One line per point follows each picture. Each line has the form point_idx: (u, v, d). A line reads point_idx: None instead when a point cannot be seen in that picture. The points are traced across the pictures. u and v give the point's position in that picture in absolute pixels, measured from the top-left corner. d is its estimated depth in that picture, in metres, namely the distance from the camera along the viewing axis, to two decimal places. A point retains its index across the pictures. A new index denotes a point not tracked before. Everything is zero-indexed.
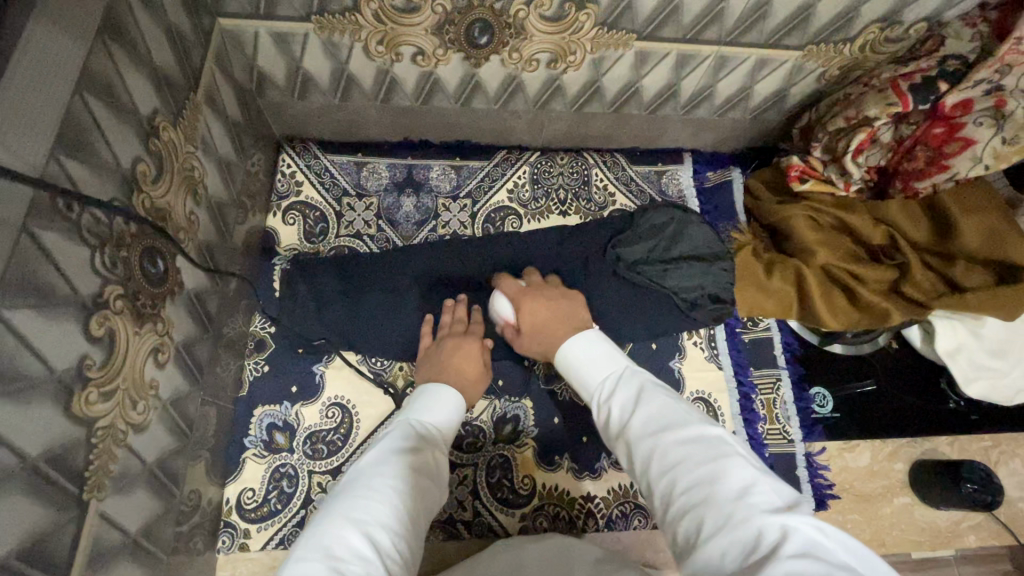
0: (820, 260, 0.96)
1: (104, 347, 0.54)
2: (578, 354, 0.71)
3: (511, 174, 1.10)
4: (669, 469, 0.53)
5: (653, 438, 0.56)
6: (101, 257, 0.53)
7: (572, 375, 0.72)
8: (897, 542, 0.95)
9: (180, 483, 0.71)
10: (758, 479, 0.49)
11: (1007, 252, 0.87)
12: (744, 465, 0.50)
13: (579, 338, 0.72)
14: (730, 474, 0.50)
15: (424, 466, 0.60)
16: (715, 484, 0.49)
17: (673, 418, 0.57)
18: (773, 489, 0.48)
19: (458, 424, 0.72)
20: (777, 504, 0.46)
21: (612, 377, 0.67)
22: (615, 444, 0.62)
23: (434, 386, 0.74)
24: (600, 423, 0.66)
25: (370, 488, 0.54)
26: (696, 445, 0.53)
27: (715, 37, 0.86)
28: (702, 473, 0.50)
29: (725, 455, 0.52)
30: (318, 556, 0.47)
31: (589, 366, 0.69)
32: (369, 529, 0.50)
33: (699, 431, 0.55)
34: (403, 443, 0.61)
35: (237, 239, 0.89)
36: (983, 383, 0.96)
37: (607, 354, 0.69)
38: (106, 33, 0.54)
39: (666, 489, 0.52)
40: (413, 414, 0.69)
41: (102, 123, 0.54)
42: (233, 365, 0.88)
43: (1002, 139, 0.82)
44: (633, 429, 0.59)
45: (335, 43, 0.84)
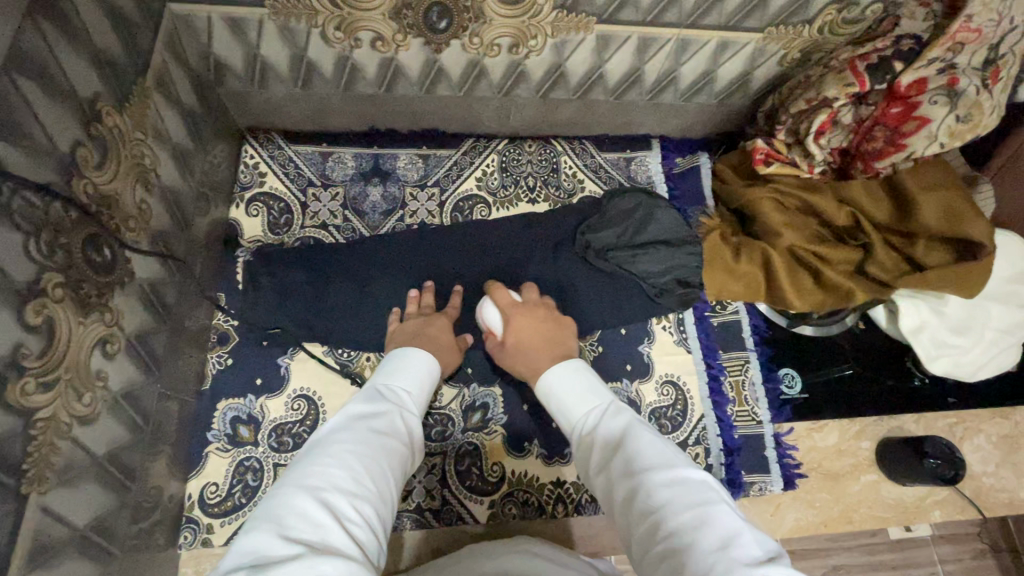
0: (785, 242, 0.96)
1: (42, 336, 0.52)
2: (564, 382, 0.69)
3: (479, 163, 1.09)
4: (656, 509, 0.51)
5: (637, 475, 0.55)
6: (37, 242, 0.52)
7: (552, 403, 0.69)
8: (865, 519, 0.96)
9: (136, 478, 0.70)
10: (742, 528, 0.49)
11: (966, 229, 0.88)
12: (728, 514, 0.50)
13: (568, 366, 0.70)
14: (715, 520, 0.49)
15: (390, 432, 0.61)
16: (700, 527, 0.48)
17: (660, 458, 0.56)
18: (757, 540, 0.48)
19: (429, 384, 0.74)
20: (759, 556, 0.46)
21: (597, 411, 0.65)
22: (594, 477, 0.60)
23: (402, 349, 0.75)
24: (579, 453, 0.64)
25: (327, 455, 0.54)
26: (683, 487, 0.52)
27: (675, 19, 0.86)
28: (687, 516, 0.49)
29: (713, 500, 0.51)
30: (272, 525, 0.47)
31: (574, 396, 0.67)
32: (325, 492, 0.50)
33: (686, 474, 0.54)
34: (364, 411, 0.62)
35: (198, 230, 0.87)
36: (945, 360, 0.97)
37: (595, 386, 0.67)
38: (38, 12, 0.53)
39: (648, 528, 0.51)
40: (380, 379, 0.70)
41: (36, 105, 0.53)
42: (195, 358, 0.86)
43: (956, 117, 0.84)
44: (618, 464, 0.57)
45: (292, 29, 0.83)
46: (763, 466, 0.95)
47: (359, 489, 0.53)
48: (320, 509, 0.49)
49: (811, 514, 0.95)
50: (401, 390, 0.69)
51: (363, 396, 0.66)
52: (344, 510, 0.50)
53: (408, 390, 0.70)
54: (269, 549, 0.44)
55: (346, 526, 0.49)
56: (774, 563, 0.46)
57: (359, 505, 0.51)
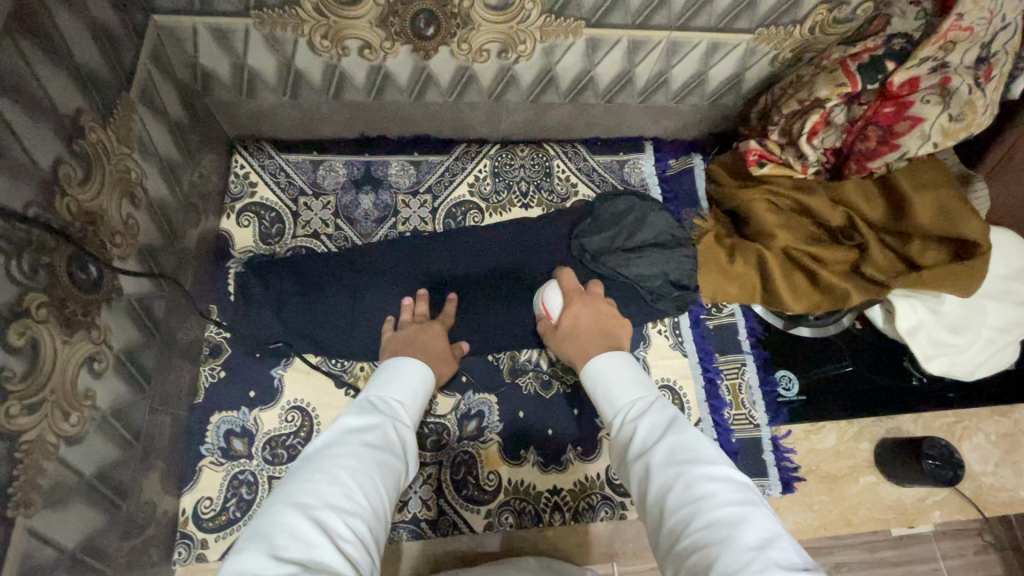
0: (780, 243, 0.96)
1: (26, 357, 0.52)
2: (610, 370, 0.68)
3: (472, 168, 1.08)
4: (694, 503, 0.50)
5: (676, 467, 0.54)
6: (19, 262, 0.51)
7: (594, 387, 0.69)
8: (864, 521, 0.96)
9: (128, 495, 0.69)
10: (780, 533, 0.48)
11: (961, 228, 0.87)
12: (766, 517, 0.49)
13: (616, 356, 0.70)
14: (753, 522, 0.48)
15: (385, 444, 0.60)
16: (737, 527, 0.47)
17: (700, 452, 0.55)
18: (795, 546, 0.47)
19: (424, 394, 0.73)
20: (798, 561, 0.45)
21: (640, 400, 0.64)
22: (629, 464, 0.59)
23: (394, 360, 0.74)
24: (616, 439, 0.63)
25: (319, 470, 0.54)
26: (722, 485, 0.52)
27: (665, 22, 0.85)
28: (726, 513, 0.49)
29: (752, 502, 0.50)
30: (263, 545, 0.47)
31: (618, 384, 0.66)
32: (315, 509, 0.50)
33: (724, 472, 0.53)
34: (358, 424, 0.61)
35: (187, 242, 0.87)
36: (944, 359, 0.97)
37: (639, 377, 0.67)
38: (15, 29, 0.52)
39: (682, 521, 0.50)
40: (373, 390, 0.69)
41: (14, 123, 0.52)
42: (187, 371, 0.86)
43: (949, 116, 0.83)
44: (656, 455, 0.56)
45: (278, 38, 0.82)
46: (761, 470, 0.95)
47: (351, 505, 0.52)
48: (312, 528, 0.48)
49: (810, 517, 0.95)
50: (396, 400, 0.68)
51: (357, 408, 0.65)
52: (336, 528, 0.49)
53: (403, 401, 0.69)
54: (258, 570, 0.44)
55: (339, 544, 0.48)
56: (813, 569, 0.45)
57: (352, 521, 0.51)
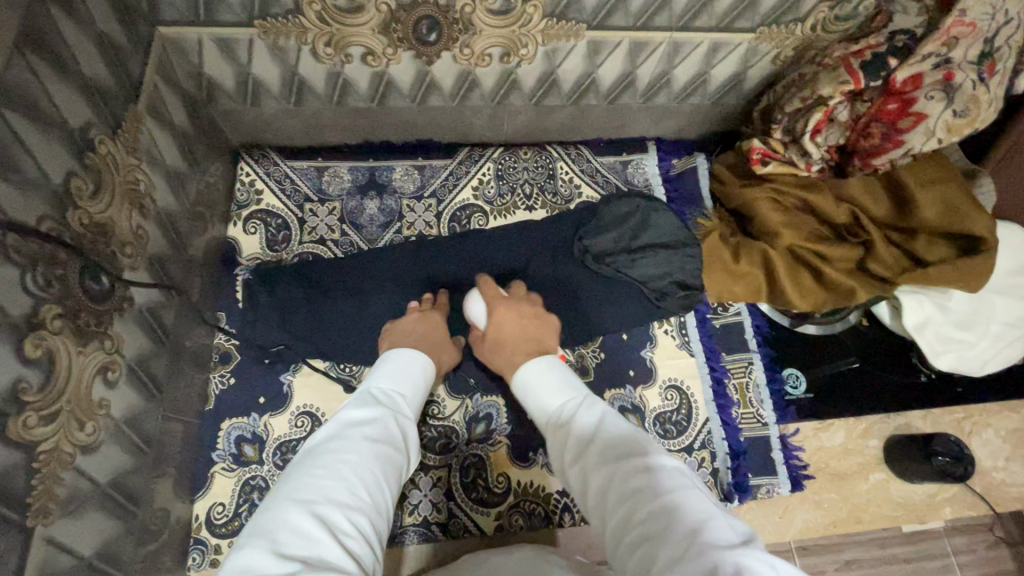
0: (784, 241, 0.96)
1: (42, 369, 0.53)
2: (539, 377, 0.68)
3: (475, 171, 1.08)
4: (630, 498, 0.51)
5: (611, 465, 0.54)
6: (33, 275, 0.52)
7: (527, 397, 0.69)
8: (874, 519, 0.95)
9: (141, 502, 0.70)
10: (715, 514, 0.49)
11: (965, 224, 0.88)
12: (703, 500, 0.50)
13: (542, 362, 0.70)
14: (688, 507, 0.49)
15: (386, 438, 0.61)
16: (671, 515, 0.48)
17: (633, 446, 0.56)
18: (731, 524, 0.48)
19: (425, 385, 0.74)
20: (733, 539, 0.46)
21: (571, 402, 0.64)
22: (567, 469, 0.59)
23: (397, 350, 0.76)
24: (553, 445, 0.63)
25: (321, 466, 0.54)
26: (657, 474, 0.52)
27: (666, 23, 0.85)
28: (660, 503, 0.49)
29: (687, 487, 0.51)
30: (264, 540, 0.48)
31: (550, 390, 0.67)
32: (318, 506, 0.51)
33: (658, 462, 0.54)
34: (358, 417, 0.62)
35: (194, 250, 0.87)
36: (951, 355, 0.97)
37: (567, 379, 0.68)
38: (26, 46, 0.53)
39: (622, 518, 0.50)
40: (374, 381, 0.70)
41: (26, 138, 0.53)
42: (197, 379, 0.86)
43: (953, 111, 0.83)
44: (591, 456, 0.56)
45: (281, 47, 0.83)
46: (770, 469, 0.95)
47: (352, 500, 0.53)
48: (313, 522, 0.49)
49: (820, 515, 0.95)
50: (395, 392, 0.69)
51: (357, 400, 0.66)
52: (338, 522, 0.50)
53: (403, 393, 0.70)
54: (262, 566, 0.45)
55: (342, 540, 0.49)
56: (747, 546, 0.45)
57: (354, 517, 0.52)
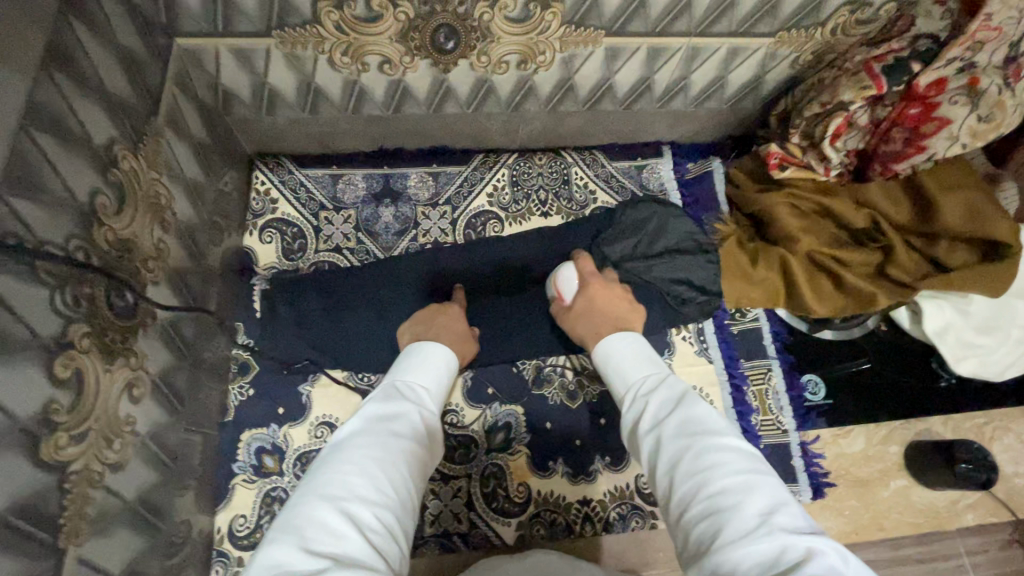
0: (803, 247, 0.95)
1: (71, 389, 0.52)
2: (623, 350, 0.70)
3: (490, 178, 1.08)
4: (702, 473, 0.51)
5: (686, 437, 0.55)
6: (62, 295, 0.52)
7: (608, 367, 0.71)
8: (896, 525, 0.95)
9: (165, 517, 0.70)
10: (784, 500, 0.49)
11: (989, 228, 0.87)
12: (774, 485, 0.50)
13: (627, 338, 0.72)
14: (760, 489, 0.49)
15: (411, 432, 0.61)
16: (748, 493, 0.48)
17: (708, 423, 0.56)
18: (798, 512, 0.48)
19: (447, 381, 0.74)
20: (801, 526, 0.46)
21: (652, 376, 0.66)
22: (639, 439, 0.60)
23: (418, 345, 0.76)
24: (628, 414, 0.65)
25: (347, 461, 0.54)
26: (732, 453, 0.52)
27: (685, 28, 0.84)
28: (736, 481, 0.50)
29: (760, 470, 0.51)
30: (294, 537, 0.47)
31: (633, 361, 0.68)
32: (345, 502, 0.50)
33: (732, 442, 0.54)
34: (383, 412, 0.62)
35: (212, 261, 0.87)
36: (972, 360, 0.96)
37: (651, 356, 0.69)
38: (51, 64, 0.52)
39: (691, 491, 0.51)
40: (397, 377, 0.70)
41: (53, 157, 0.52)
42: (217, 390, 0.86)
43: (978, 116, 0.83)
44: (668, 426, 0.57)
45: (299, 57, 0.82)
46: (791, 476, 0.94)
47: (379, 496, 0.53)
48: (342, 520, 0.48)
49: (842, 522, 0.94)
50: (418, 388, 0.70)
51: (382, 395, 0.66)
52: (367, 518, 0.50)
53: (425, 389, 0.70)
54: (293, 564, 0.44)
55: (369, 537, 0.49)
56: (816, 534, 0.45)
57: (380, 513, 0.51)
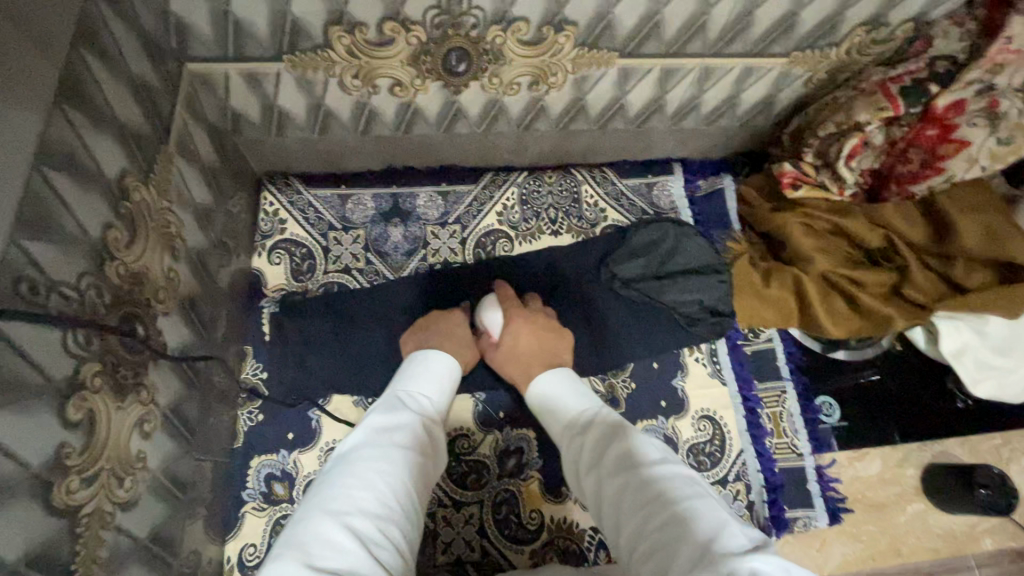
0: (819, 267, 0.93)
1: (84, 432, 0.51)
2: (554, 389, 0.72)
3: (499, 197, 1.07)
4: (646, 505, 0.53)
5: (626, 473, 0.57)
6: (74, 336, 0.51)
7: (544, 408, 0.72)
8: (912, 551, 0.94)
9: (175, 551, 0.69)
10: (727, 519, 0.50)
11: (1010, 250, 0.85)
12: (715, 506, 0.52)
13: (557, 374, 0.75)
14: (702, 512, 0.51)
15: (415, 442, 0.61)
16: (691, 519, 0.50)
17: (645, 455, 0.58)
18: (743, 529, 0.50)
19: (450, 389, 0.74)
20: (745, 543, 0.48)
21: (587, 411, 0.68)
22: (585, 478, 0.62)
23: (424, 354, 0.76)
24: (569, 454, 0.66)
25: (352, 476, 0.54)
26: (670, 482, 0.55)
27: (699, 49, 0.83)
28: (678, 509, 0.51)
29: (701, 494, 0.53)
30: (298, 552, 0.47)
31: (567, 399, 0.71)
32: (351, 517, 0.50)
33: (671, 470, 0.56)
34: (386, 422, 0.61)
35: (221, 284, 0.86)
36: (991, 382, 0.94)
37: (583, 391, 0.71)
38: (64, 100, 0.52)
39: (638, 524, 0.53)
40: (401, 386, 0.70)
41: (65, 194, 0.51)
42: (226, 416, 0.85)
43: (997, 139, 0.82)
44: (607, 463, 0.59)
45: (309, 80, 0.81)
46: (807, 501, 0.93)
47: (384, 509, 0.52)
48: (346, 534, 0.48)
49: (858, 547, 0.93)
50: (422, 396, 0.69)
51: (384, 405, 0.65)
52: (370, 532, 0.49)
53: (430, 397, 0.70)
54: None
55: (376, 553, 0.48)
56: (760, 549, 0.47)
57: (386, 528, 0.51)
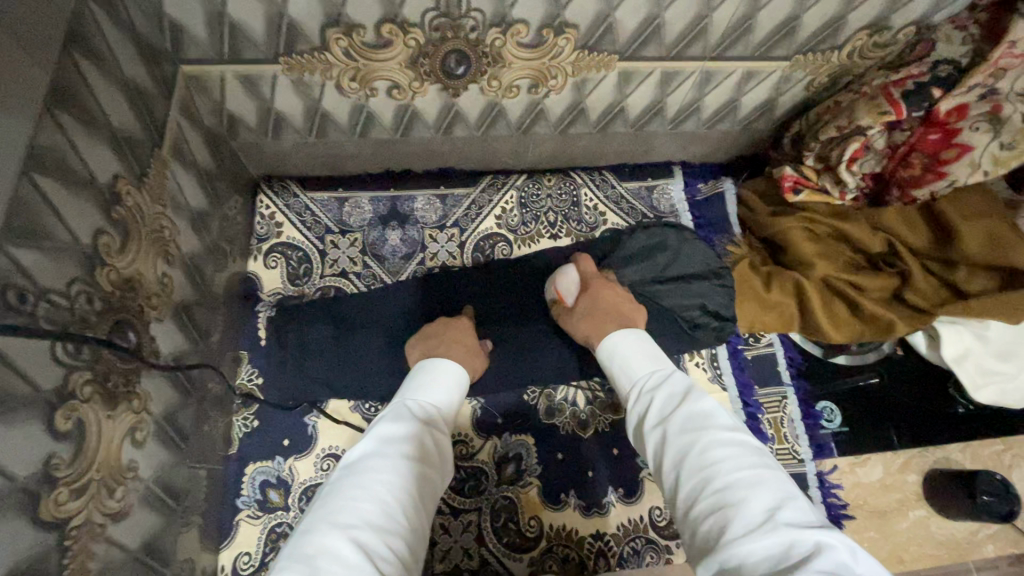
0: (819, 272, 0.93)
1: (73, 442, 0.50)
2: (627, 347, 0.73)
3: (498, 200, 1.06)
4: (708, 468, 0.53)
5: (693, 433, 0.57)
6: (63, 345, 0.49)
7: (613, 363, 0.73)
8: (915, 558, 0.93)
9: (169, 561, 0.67)
10: (794, 495, 0.49)
11: (1013, 257, 0.84)
12: (782, 481, 0.51)
13: (634, 335, 0.75)
14: (768, 485, 0.50)
15: (422, 454, 0.60)
16: (755, 489, 0.49)
17: (714, 420, 0.58)
18: (810, 509, 0.48)
19: (457, 399, 0.73)
20: (812, 520, 0.47)
21: (657, 372, 0.68)
22: (647, 434, 0.62)
23: (432, 362, 0.75)
24: (635, 409, 0.66)
25: (358, 487, 0.53)
26: (738, 449, 0.54)
27: (700, 53, 0.83)
28: (743, 476, 0.51)
29: (767, 466, 0.53)
30: (303, 565, 0.46)
31: (638, 357, 0.71)
32: (356, 529, 0.49)
33: (739, 438, 0.55)
34: (395, 431, 0.60)
35: (216, 289, 0.85)
36: (993, 388, 0.93)
37: (657, 352, 0.71)
38: (54, 104, 0.51)
39: (697, 485, 0.53)
40: (409, 395, 0.69)
41: (54, 199, 0.50)
42: (221, 423, 0.84)
43: (1000, 144, 0.81)
44: (673, 423, 0.59)
45: (306, 82, 0.80)
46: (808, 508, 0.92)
47: (389, 522, 0.51)
48: (352, 547, 0.47)
49: None
50: (429, 406, 0.68)
51: (393, 413, 0.64)
52: (376, 544, 0.48)
53: (437, 407, 0.69)
54: None
55: (380, 567, 0.47)
56: (827, 529, 0.46)
57: (390, 541, 0.50)
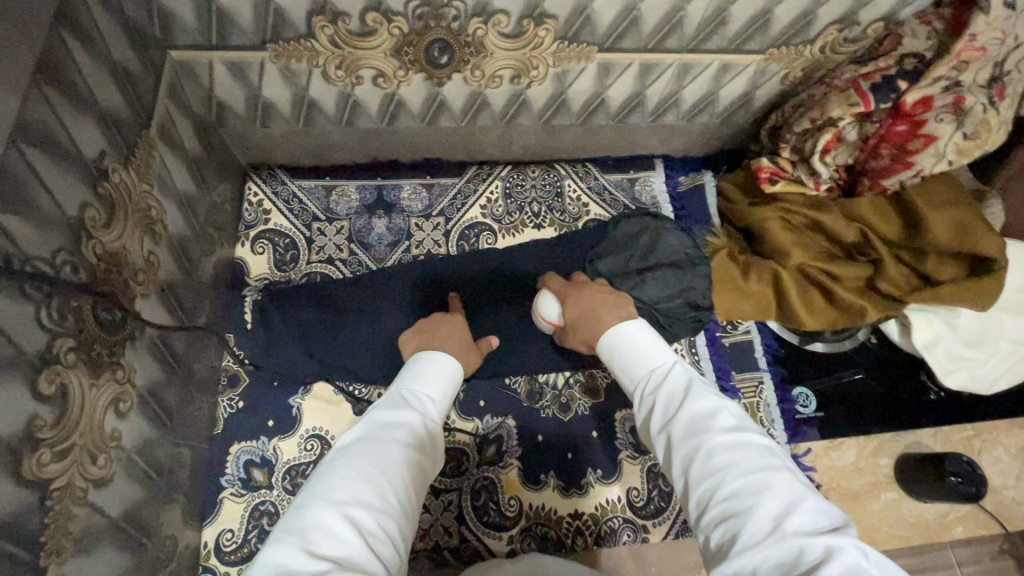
0: (795, 260, 0.95)
1: (57, 405, 0.52)
2: (626, 345, 0.74)
3: (483, 190, 1.08)
4: (716, 474, 0.53)
5: (698, 436, 0.57)
6: (47, 311, 0.51)
7: (615, 360, 0.75)
8: (887, 538, 0.95)
9: (150, 533, 0.69)
10: (804, 496, 0.50)
11: (977, 245, 0.87)
12: (790, 480, 0.51)
13: (632, 325, 0.76)
14: (774, 487, 0.50)
15: (415, 441, 0.61)
16: (762, 493, 0.50)
17: (720, 421, 0.58)
18: (821, 510, 0.49)
19: (452, 390, 0.73)
20: (822, 524, 0.47)
21: (657, 369, 0.69)
22: (655, 435, 0.63)
23: (430, 354, 0.76)
24: (642, 410, 0.67)
25: (352, 467, 0.54)
26: (745, 451, 0.54)
27: (677, 45, 0.85)
28: (751, 481, 0.51)
29: (775, 466, 0.53)
30: (296, 538, 0.47)
31: (639, 354, 0.72)
32: (350, 508, 0.50)
33: (746, 439, 0.56)
34: (390, 418, 0.62)
35: (203, 272, 0.87)
36: (961, 374, 0.96)
37: (657, 346, 0.72)
38: (41, 79, 0.52)
39: (706, 491, 0.53)
40: (405, 385, 0.70)
41: (39, 170, 0.52)
42: (206, 403, 0.86)
43: (963, 134, 0.84)
44: (678, 425, 0.60)
45: (293, 70, 0.82)
46: None
47: (382, 503, 0.52)
48: (345, 527, 0.48)
49: None
50: (424, 396, 0.69)
51: (389, 402, 0.65)
52: (368, 523, 0.50)
53: (431, 397, 0.69)
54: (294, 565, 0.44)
55: (371, 545, 0.49)
56: (838, 533, 0.46)
57: (382, 520, 0.51)
